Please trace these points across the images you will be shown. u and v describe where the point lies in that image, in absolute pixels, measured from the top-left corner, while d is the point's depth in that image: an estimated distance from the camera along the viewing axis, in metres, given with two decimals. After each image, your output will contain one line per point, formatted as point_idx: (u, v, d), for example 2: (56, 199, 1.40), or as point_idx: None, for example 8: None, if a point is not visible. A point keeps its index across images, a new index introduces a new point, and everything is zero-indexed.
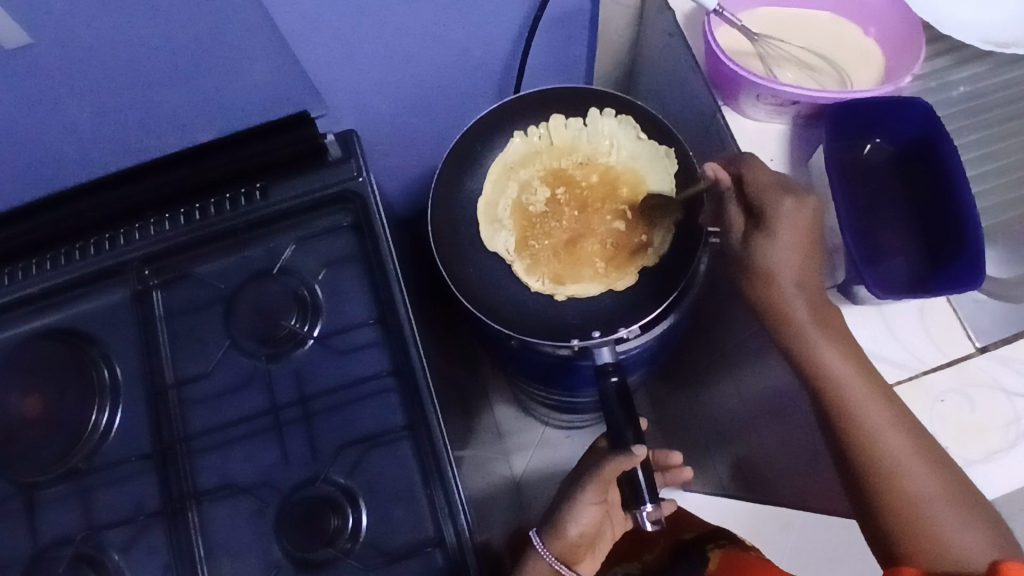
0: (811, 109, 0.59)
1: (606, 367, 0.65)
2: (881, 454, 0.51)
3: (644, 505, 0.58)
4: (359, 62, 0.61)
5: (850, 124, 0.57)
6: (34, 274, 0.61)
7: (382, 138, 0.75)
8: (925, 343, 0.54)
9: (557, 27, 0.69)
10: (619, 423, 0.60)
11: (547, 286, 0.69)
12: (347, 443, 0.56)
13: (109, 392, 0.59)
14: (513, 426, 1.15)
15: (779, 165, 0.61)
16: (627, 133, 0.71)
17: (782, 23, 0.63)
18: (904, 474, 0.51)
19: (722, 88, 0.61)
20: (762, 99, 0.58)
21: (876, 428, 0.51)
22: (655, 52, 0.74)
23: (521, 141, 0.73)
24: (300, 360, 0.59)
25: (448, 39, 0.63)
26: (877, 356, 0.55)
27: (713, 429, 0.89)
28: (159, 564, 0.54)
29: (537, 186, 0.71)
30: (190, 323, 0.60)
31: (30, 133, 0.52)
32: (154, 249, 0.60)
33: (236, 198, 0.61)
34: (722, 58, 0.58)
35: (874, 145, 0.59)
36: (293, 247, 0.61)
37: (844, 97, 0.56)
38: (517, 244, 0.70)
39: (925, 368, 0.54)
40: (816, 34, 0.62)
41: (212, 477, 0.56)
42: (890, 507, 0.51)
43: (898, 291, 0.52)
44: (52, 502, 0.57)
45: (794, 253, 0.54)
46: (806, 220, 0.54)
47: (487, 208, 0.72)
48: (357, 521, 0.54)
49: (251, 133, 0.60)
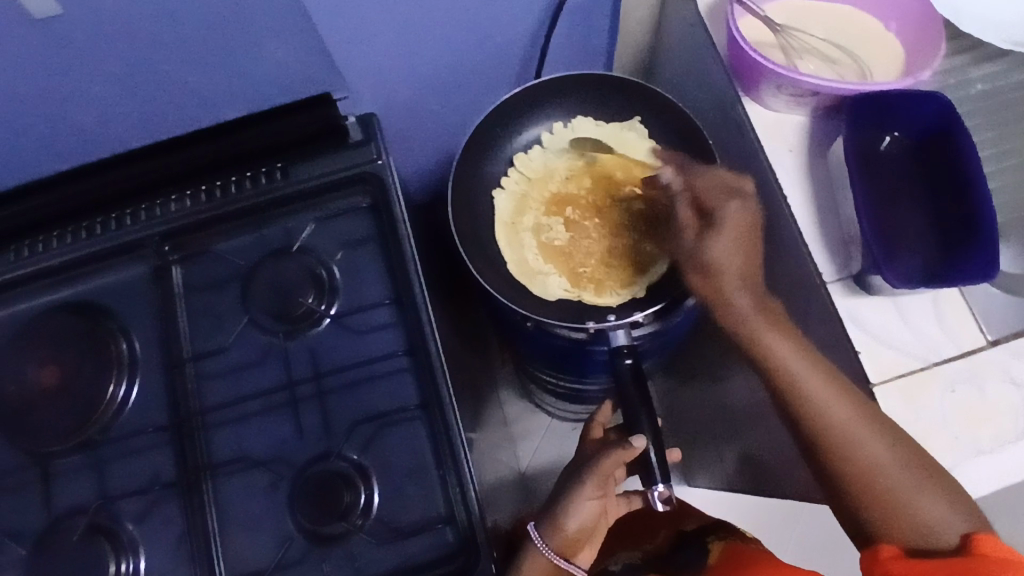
0: (832, 100, 0.59)
1: (620, 350, 0.64)
2: (841, 444, 0.53)
3: (656, 484, 0.59)
4: (384, 43, 0.62)
5: (869, 116, 0.58)
6: (54, 246, 0.61)
7: (401, 122, 0.75)
8: (938, 335, 0.54)
9: (579, 15, 0.69)
10: (633, 406, 0.61)
11: (625, 293, 0.68)
12: (360, 420, 0.57)
13: (128, 366, 0.59)
14: (521, 416, 1.16)
15: (799, 156, 0.61)
16: (586, 127, 0.74)
17: (802, 16, 0.63)
18: (859, 450, 0.52)
19: (743, 78, 0.62)
20: (783, 89, 0.59)
21: (835, 421, 0.53)
22: (676, 43, 0.75)
23: (505, 195, 0.72)
24: (316, 338, 0.59)
25: (470, 24, 0.64)
26: (897, 350, 0.54)
27: (720, 423, 0.89)
28: (173, 535, 0.55)
29: (548, 223, 0.71)
30: (209, 300, 0.60)
31: (56, 104, 0.53)
32: (175, 225, 0.61)
33: (258, 175, 0.62)
34: (745, 48, 0.59)
35: (893, 137, 0.59)
36: (312, 226, 0.61)
37: (864, 89, 0.57)
38: (572, 280, 0.68)
39: (939, 359, 0.53)
40: (837, 27, 0.63)
41: (226, 451, 0.57)
42: (861, 492, 0.54)
43: (913, 282, 0.52)
44: (67, 473, 0.57)
45: (738, 251, 0.58)
46: (746, 220, 0.58)
47: (519, 267, 0.69)
48: (369, 498, 0.55)
49: (258, 118, 0.61)
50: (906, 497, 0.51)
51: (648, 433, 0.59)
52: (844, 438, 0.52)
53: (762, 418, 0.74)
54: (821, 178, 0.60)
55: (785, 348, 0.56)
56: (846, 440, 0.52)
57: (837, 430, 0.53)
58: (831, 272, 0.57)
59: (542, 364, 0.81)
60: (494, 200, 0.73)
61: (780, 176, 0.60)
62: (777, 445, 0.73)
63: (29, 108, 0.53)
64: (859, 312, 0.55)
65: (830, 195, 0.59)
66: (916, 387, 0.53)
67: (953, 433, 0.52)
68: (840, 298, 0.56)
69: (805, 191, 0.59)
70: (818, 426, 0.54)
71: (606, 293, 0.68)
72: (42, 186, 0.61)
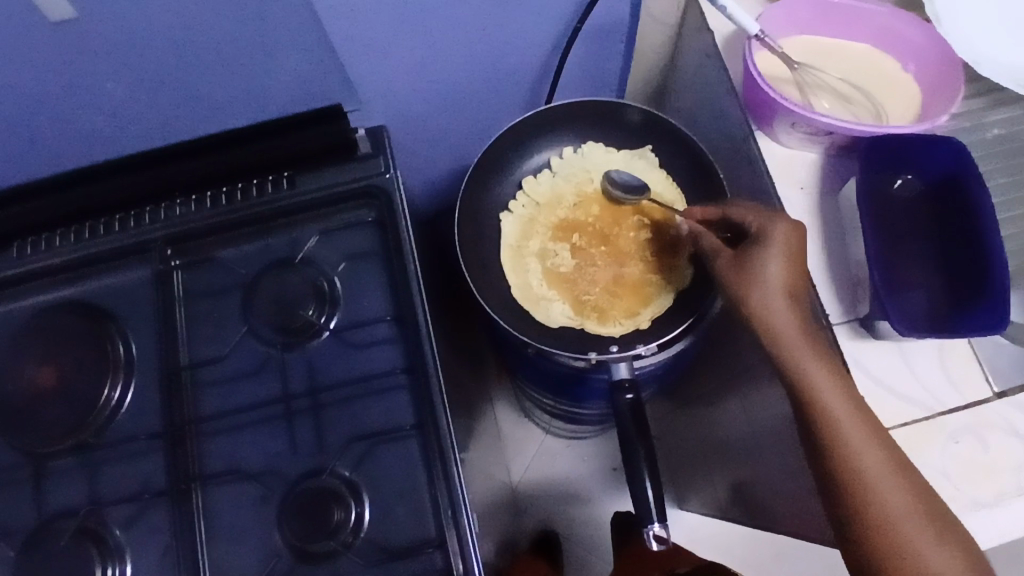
0: (846, 140, 0.59)
1: (620, 383, 0.62)
2: (865, 480, 0.49)
3: (651, 525, 0.58)
4: (399, 60, 0.62)
5: (884, 159, 0.57)
6: (58, 245, 0.61)
7: (412, 136, 0.75)
8: (944, 384, 0.54)
9: (595, 40, 0.69)
10: (629, 438, 0.60)
11: (628, 324, 0.67)
12: (355, 437, 0.56)
13: (124, 369, 0.59)
14: (513, 430, 1.16)
15: (810, 193, 0.61)
16: (596, 153, 0.73)
17: (820, 54, 0.63)
18: (882, 490, 0.49)
19: (758, 112, 0.61)
20: (798, 127, 0.58)
21: (864, 462, 0.50)
22: (690, 71, 0.75)
23: (512, 218, 0.72)
24: (315, 351, 0.59)
25: (486, 44, 0.64)
26: (902, 397, 0.54)
27: (715, 451, 0.89)
28: (161, 543, 0.55)
29: (554, 249, 0.70)
30: (209, 306, 0.60)
31: (66, 105, 0.53)
32: (179, 229, 0.61)
33: (264, 184, 0.62)
34: (761, 83, 0.58)
35: (905, 180, 0.59)
36: (317, 238, 0.61)
37: (881, 132, 0.56)
38: (575, 308, 0.68)
39: (943, 409, 0.53)
40: (855, 67, 0.63)
41: (219, 461, 0.56)
42: (872, 542, 0.49)
43: (923, 329, 0.52)
44: (59, 474, 0.57)
45: (781, 270, 0.55)
46: (794, 239, 0.55)
47: (523, 292, 0.69)
48: (359, 516, 0.54)
49: (285, 124, 0.61)
50: (921, 548, 0.48)
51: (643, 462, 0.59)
52: (868, 480, 0.49)
53: (759, 450, 0.73)
54: (831, 217, 0.59)
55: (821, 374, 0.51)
56: (871, 477, 0.49)
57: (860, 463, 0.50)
58: (836, 311, 0.56)
59: (537, 388, 0.81)
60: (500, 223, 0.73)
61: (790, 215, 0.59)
62: (773, 479, 0.72)
63: (38, 107, 0.53)
64: (864, 355, 0.55)
65: (840, 237, 0.58)
66: (918, 437, 0.52)
67: (953, 482, 0.51)
68: (846, 340, 0.55)
69: (816, 231, 0.59)
70: (845, 463, 0.50)
71: (609, 322, 0.67)
72: (44, 188, 0.60)
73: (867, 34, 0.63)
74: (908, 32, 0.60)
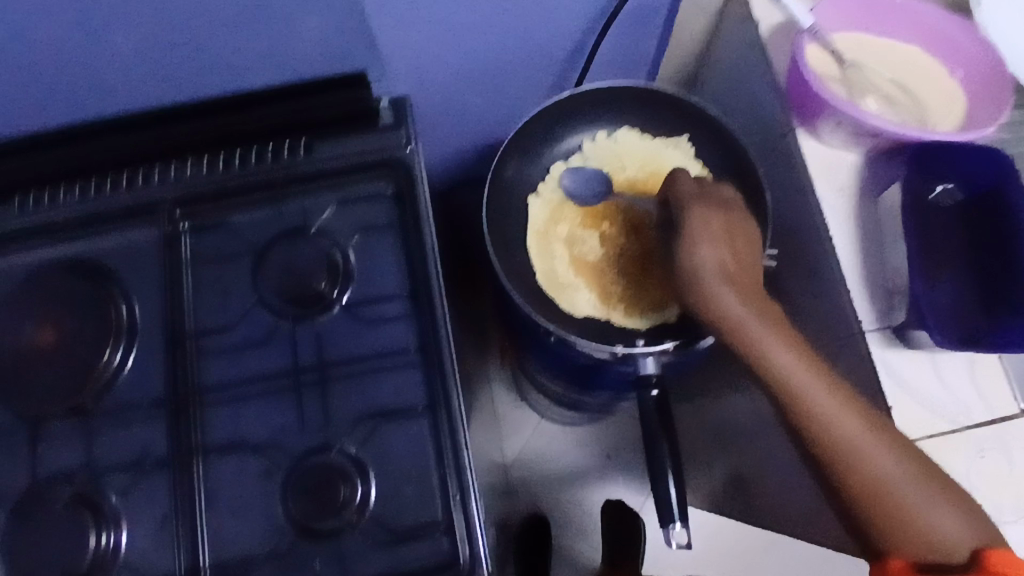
0: (889, 143, 0.61)
1: (647, 379, 0.65)
2: (849, 457, 0.51)
3: (674, 523, 0.61)
4: (435, 29, 0.60)
5: (926, 164, 0.60)
6: (61, 201, 0.59)
7: (437, 109, 0.74)
8: (973, 399, 0.57)
9: (631, 18, 0.68)
10: (654, 434, 0.63)
11: (655, 318, 0.68)
12: (363, 415, 0.55)
13: (127, 333, 0.57)
14: (509, 411, 1.16)
15: (848, 195, 0.62)
16: (630, 139, 0.73)
17: (869, 54, 0.66)
18: (870, 463, 0.51)
19: (802, 109, 0.62)
20: (842, 126, 0.60)
21: (843, 434, 0.52)
22: (729, 59, 0.74)
23: (540, 203, 0.72)
24: (325, 324, 0.57)
25: (524, 19, 0.62)
26: (932, 409, 0.56)
27: (712, 443, 0.90)
28: (158, 513, 0.53)
29: (582, 235, 0.71)
30: (218, 271, 0.58)
31: (75, 51, 0.51)
32: (187, 191, 0.58)
33: (280, 150, 0.59)
34: (810, 79, 0.60)
35: (944, 189, 0.61)
36: (333, 209, 0.59)
37: (925, 137, 0.58)
38: (600, 298, 0.69)
39: (971, 423, 0.56)
40: (903, 68, 0.66)
41: (222, 432, 0.55)
42: (871, 512, 0.52)
43: (955, 341, 0.55)
44: (56, 436, 0.55)
45: (717, 253, 0.56)
46: (719, 222, 0.57)
47: (548, 278, 0.70)
48: (366, 494, 0.53)
49: (296, 89, 0.60)
50: (916, 509, 0.51)
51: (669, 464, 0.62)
52: (856, 460, 0.51)
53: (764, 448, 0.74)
54: (870, 220, 0.61)
55: (788, 357, 0.53)
56: (855, 452, 0.51)
57: (843, 441, 0.51)
58: (869, 321, 0.58)
59: (546, 373, 0.81)
60: (528, 205, 0.73)
61: (826, 216, 0.61)
62: (783, 482, 0.72)
63: (47, 52, 0.50)
64: (897, 364, 0.57)
65: (877, 242, 0.60)
66: (945, 450, 0.56)
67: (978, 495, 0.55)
68: (880, 350, 0.57)
69: (853, 232, 0.60)
70: (827, 439, 0.52)
71: (634, 318, 0.69)
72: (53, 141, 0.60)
73: (919, 36, 0.66)
74: (957, 36, 0.64)
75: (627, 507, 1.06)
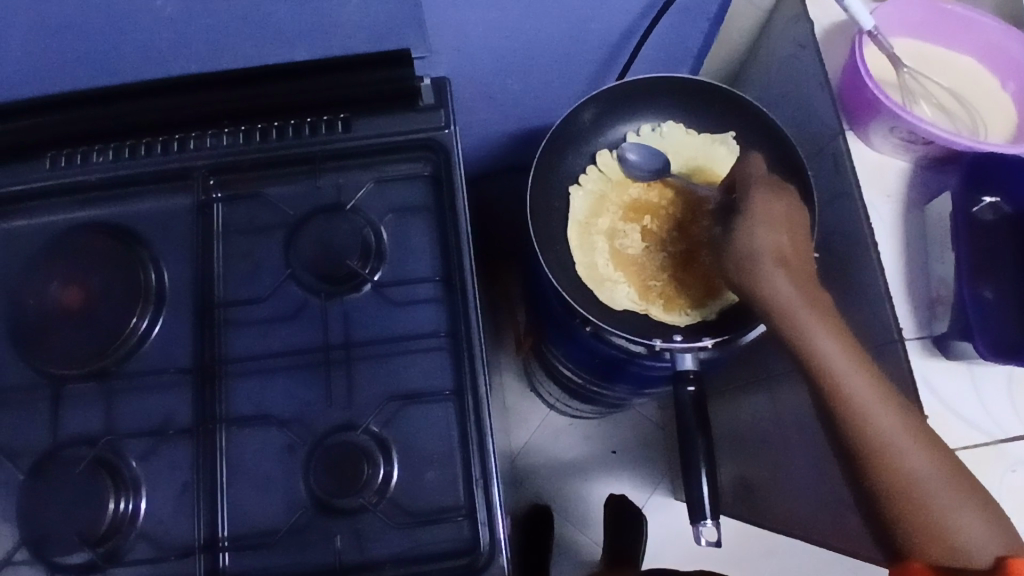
0: (940, 152, 0.63)
1: (685, 374, 0.65)
2: (880, 450, 0.52)
3: (704, 521, 0.62)
4: (488, 12, 0.60)
5: (979, 175, 0.61)
6: (95, 161, 0.58)
7: (478, 91, 0.74)
8: (1008, 413, 0.58)
9: (678, 13, 0.68)
10: (690, 434, 0.63)
11: (696, 314, 0.68)
12: (388, 396, 0.54)
13: (155, 299, 0.57)
14: (517, 401, 1.18)
15: (894, 203, 0.64)
16: (674, 134, 0.74)
17: (923, 61, 0.68)
18: (903, 459, 0.52)
19: (855, 113, 0.64)
20: (895, 132, 0.61)
21: (878, 425, 0.52)
22: (779, 57, 0.75)
23: (582, 194, 0.73)
24: (353, 303, 0.57)
25: (574, 6, 0.62)
26: (965, 418, 0.58)
27: (739, 438, 0.91)
28: (178, 481, 0.53)
29: (623, 229, 0.72)
30: (249, 242, 0.58)
31: (114, 13, 0.50)
32: (224, 159, 0.58)
33: (318, 125, 0.59)
34: (868, 83, 0.61)
35: (994, 202, 0.62)
36: (370, 186, 0.59)
37: (981, 147, 0.60)
38: (640, 293, 0.69)
39: (1003, 437, 0.58)
40: (956, 77, 0.68)
41: (246, 404, 0.55)
42: (894, 508, 0.53)
43: (1001, 354, 0.55)
44: (76, 397, 0.55)
45: (777, 238, 0.57)
46: (781, 208, 0.58)
47: (588, 270, 0.70)
48: (388, 474, 0.53)
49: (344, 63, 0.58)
50: (942, 512, 0.52)
51: (701, 458, 0.63)
52: (889, 452, 0.52)
53: (786, 449, 0.74)
54: (915, 226, 0.63)
55: (831, 346, 0.54)
56: (888, 447, 0.52)
57: (883, 435, 0.52)
58: (911, 330, 0.60)
59: (564, 365, 0.82)
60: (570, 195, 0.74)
61: (873, 223, 0.62)
62: (798, 485, 0.73)
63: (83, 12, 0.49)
64: (936, 372, 0.59)
65: (921, 250, 0.62)
66: (977, 462, 0.57)
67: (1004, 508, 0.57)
68: (918, 357, 0.59)
69: (899, 239, 0.62)
70: (860, 430, 0.53)
71: (673, 315, 0.68)
72: (86, 99, 0.57)
73: (975, 46, 0.67)
74: (1014, 50, 0.65)
75: (628, 503, 1.09)
